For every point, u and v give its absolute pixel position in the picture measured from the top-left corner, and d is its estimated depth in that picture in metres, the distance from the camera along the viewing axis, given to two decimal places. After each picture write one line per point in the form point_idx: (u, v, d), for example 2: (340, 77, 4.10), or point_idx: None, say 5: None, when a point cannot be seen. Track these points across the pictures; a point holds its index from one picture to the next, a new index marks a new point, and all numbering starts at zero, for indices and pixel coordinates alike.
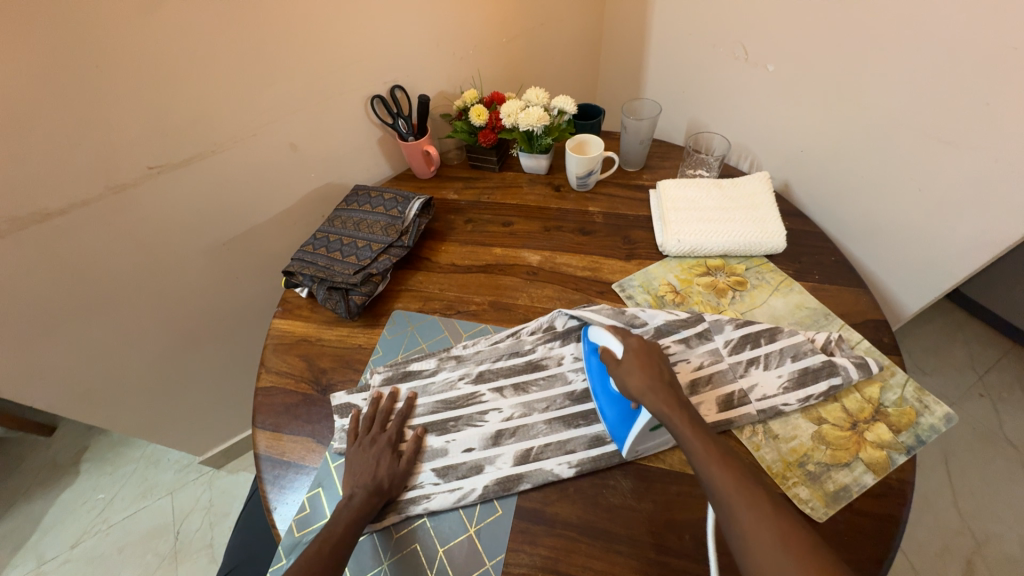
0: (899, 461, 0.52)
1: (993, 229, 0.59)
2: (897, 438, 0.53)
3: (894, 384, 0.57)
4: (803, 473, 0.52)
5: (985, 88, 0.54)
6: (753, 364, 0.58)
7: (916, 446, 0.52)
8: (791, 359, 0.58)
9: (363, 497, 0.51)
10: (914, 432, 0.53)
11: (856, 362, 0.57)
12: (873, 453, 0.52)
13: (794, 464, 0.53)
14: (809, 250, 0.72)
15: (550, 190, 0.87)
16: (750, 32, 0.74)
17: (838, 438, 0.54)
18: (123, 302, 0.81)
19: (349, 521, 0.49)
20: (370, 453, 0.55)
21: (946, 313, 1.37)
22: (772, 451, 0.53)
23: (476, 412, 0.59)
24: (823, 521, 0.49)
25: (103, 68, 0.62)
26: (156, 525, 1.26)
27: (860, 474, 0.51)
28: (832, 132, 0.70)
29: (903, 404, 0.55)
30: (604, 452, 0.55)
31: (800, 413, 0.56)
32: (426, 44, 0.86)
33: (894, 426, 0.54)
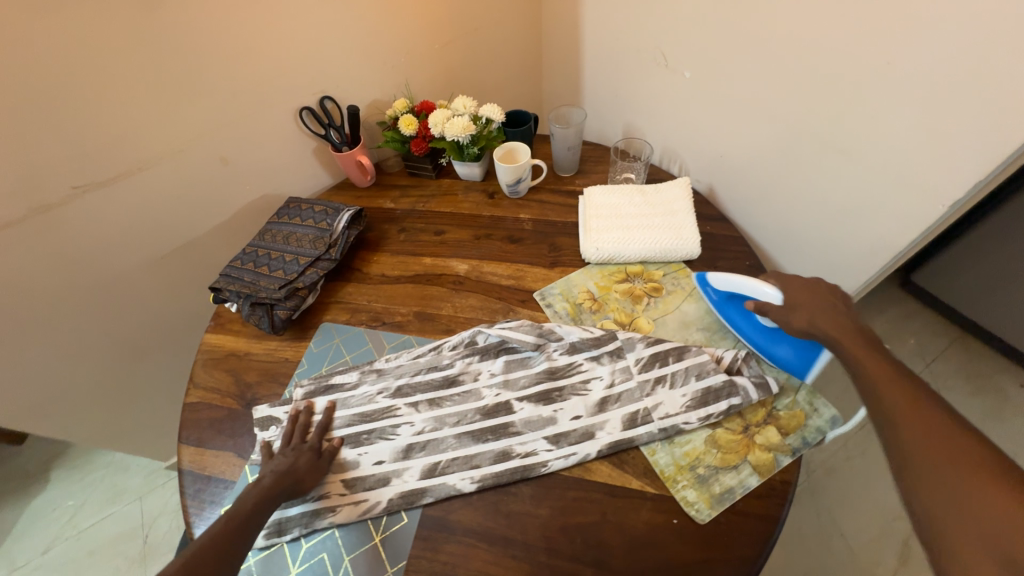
0: (785, 463, 0.54)
1: (888, 234, 0.61)
2: (785, 440, 0.56)
3: (788, 389, 0.60)
4: (693, 477, 0.54)
5: (871, 101, 0.56)
6: (660, 384, 0.60)
7: (802, 447, 0.55)
8: (695, 380, 0.59)
9: (273, 479, 0.53)
10: (801, 434, 0.56)
11: (756, 382, 0.59)
12: (760, 456, 0.55)
13: (685, 467, 0.55)
14: (726, 255, 0.74)
15: (484, 197, 0.89)
16: (667, 39, 0.75)
17: (730, 442, 0.56)
18: (63, 322, 0.82)
19: (257, 501, 0.51)
20: (289, 450, 0.57)
21: (897, 302, 1.40)
22: (666, 456, 0.56)
23: (388, 425, 0.60)
24: (704, 522, 0.51)
25: (16, 92, 0.62)
26: (125, 529, 1.29)
27: (745, 477, 0.54)
28: (745, 137, 0.71)
29: (794, 407, 0.58)
30: (505, 467, 0.56)
31: (699, 429, 0.57)
32: (355, 53, 0.86)
33: (783, 429, 0.56)
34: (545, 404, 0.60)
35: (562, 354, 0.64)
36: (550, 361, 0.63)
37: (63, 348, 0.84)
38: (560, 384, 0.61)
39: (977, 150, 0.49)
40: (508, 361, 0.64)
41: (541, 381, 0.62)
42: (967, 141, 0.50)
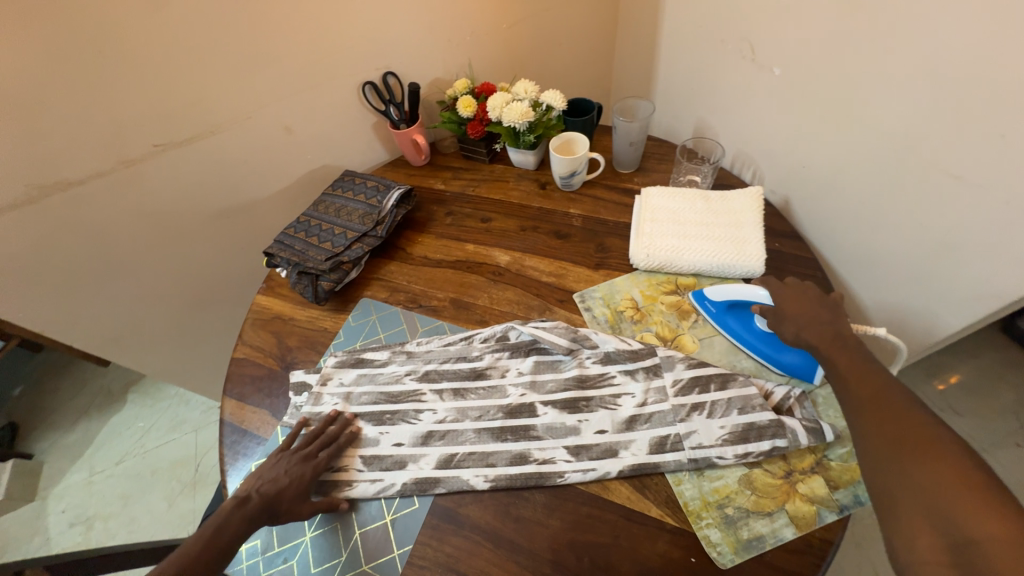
0: (828, 520, 0.49)
1: (1000, 278, 0.52)
2: (833, 495, 0.50)
3: (847, 438, 0.53)
4: (719, 516, 0.50)
5: (1000, 119, 0.46)
6: (697, 411, 0.55)
7: (851, 506, 0.49)
8: (737, 412, 0.54)
9: (258, 502, 0.52)
10: (853, 491, 0.50)
11: (808, 426, 0.52)
12: (801, 507, 0.50)
13: (712, 505, 0.51)
14: (793, 277, 0.67)
15: (535, 187, 0.86)
16: (757, 30, 0.67)
17: (767, 486, 0.51)
18: (140, 267, 0.90)
19: (236, 529, 0.51)
20: (287, 468, 0.55)
21: (996, 348, 1.22)
22: (692, 488, 0.52)
23: (411, 409, 0.61)
24: (726, 567, 0.47)
25: (110, 53, 0.67)
26: (183, 456, 1.43)
27: (780, 527, 0.49)
28: (835, 148, 0.63)
29: (850, 460, 0.52)
30: (521, 471, 0.55)
31: (734, 466, 0.52)
32: (421, 29, 0.85)
33: (832, 482, 0.51)
34: (570, 413, 0.58)
35: (595, 363, 0.61)
36: (582, 368, 0.61)
37: (138, 290, 0.92)
38: (589, 394, 0.59)
39: None
40: (538, 362, 0.63)
41: (569, 388, 0.60)
42: None
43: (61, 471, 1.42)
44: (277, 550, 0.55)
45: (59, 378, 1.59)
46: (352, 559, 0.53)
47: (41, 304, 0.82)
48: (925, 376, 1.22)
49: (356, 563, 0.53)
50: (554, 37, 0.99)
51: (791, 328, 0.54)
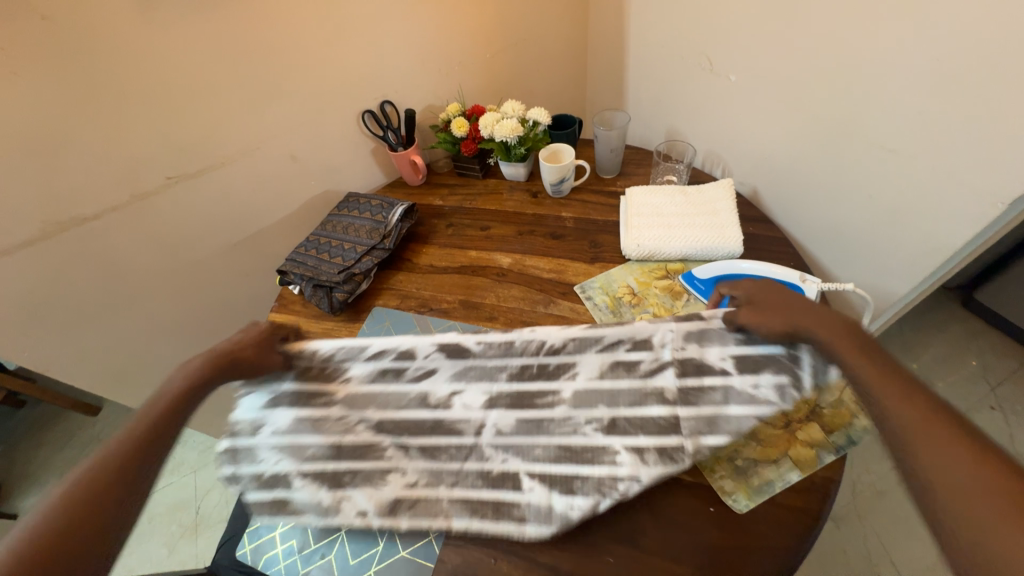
0: (827, 460, 0.54)
1: (942, 235, 0.60)
2: (828, 438, 0.55)
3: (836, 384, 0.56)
4: (731, 468, 0.54)
5: (920, 101, 0.56)
6: (706, 426, 0.54)
7: (846, 446, 0.54)
8: (736, 402, 0.54)
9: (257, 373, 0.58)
10: (846, 432, 0.55)
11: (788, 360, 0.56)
12: (802, 451, 0.54)
13: (723, 458, 0.55)
14: (769, 255, 0.74)
15: (528, 196, 0.93)
16: (712, 44, 0.77)
17: (770, 436, 0.55)
18: (148, 298, 0.92)
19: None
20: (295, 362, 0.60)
21: (958, 320, 1.32)
22: None
23: (376, 471, 0.57)
24: (742, 512, 0.51)
25: (128, 95, 0.72)
26: (181, 499, 1.39)
27: (785, 471, 0.53)
28: (791, 138, 0.72)
29: (840, 406, 0.56)
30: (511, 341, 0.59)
31: None
32: (413, 61, 0.94)
33: (826, 426, 0.55)
34: (562, 495, 0.53)
35: (592, 495, 0.53)
36: (579, 508, 0.52)
37: (145, 322, 0.94)
38: (585, 444, 0.55)
39: None
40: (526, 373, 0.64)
41: (561, 460, 0.55)
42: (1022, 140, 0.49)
43: None
44: (314, 546, 0.56)
45: (45, 431, 1.54)
46: (390, 545, 0.55)
47: (51, 339, 0.83)
48: (900, 352, 1.31)
49: (394, 549, 0.55)
50: (533, 64, 1.09)
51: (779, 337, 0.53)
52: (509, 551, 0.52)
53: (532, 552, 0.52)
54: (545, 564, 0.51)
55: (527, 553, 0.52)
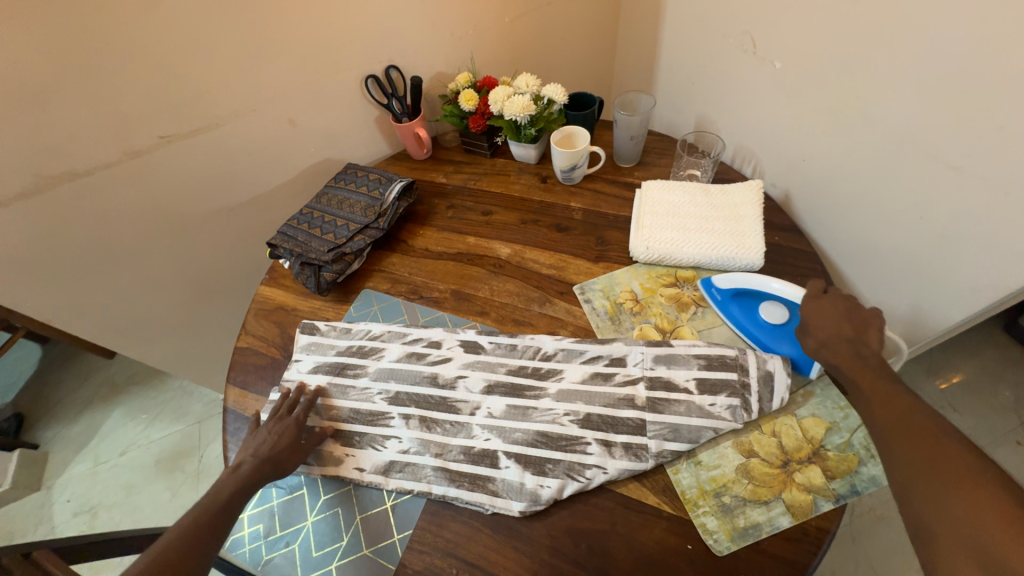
0: (825, 509, 0.49)
1: (996, 269, 0.52)
2: (829, 485, 0.50)
3: (842, 427, 0.54)
4: (716, 504, 0.51)
5: (998, 111, 0.46)
6: (670, 433, 0.53)
7: (848, 495, 0.49)
8: (698, 416, 0.54)
9: (251, 463, 0.54)
10: (849, 480, 0.50)
11: (762, 375, 0.56)
12: (797, 496, 0.50)
13: (709, 493, 0.51)
14: (793, 270, 0.67)
15: (536, 180, 0.86)
16: (758, 23, 0.67)
17: (764, 475, 0.51)
18: (144, 259, 0.91)
19: (236, 485, 0.52)
20: (270, 430, 0.58)
21: (997, 346, 1.22)
22: (689, 477, 0.53)
23: (380, 434, 0.59)
24: (722, 555, 0.48)
25: (115, 45, 0.68)
26: (186, 447, 1.44)
27: (776, 515, 0.49)
28: (834, 141, 0.63)
29: (847, 450, 0.52)
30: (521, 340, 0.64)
31: (730, 445, 0.54)
32: (424, 23, 0.86)
33: (828, 471, 0.51)
34: (534, 475, 0.53)
35: (565, 482, 0.53)
36: (549, 487, 0.52)
37: (142, 282, 0.93)
38: (563, 433, 0.55)
39: None
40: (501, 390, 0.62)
41: (538, 444, 0.55)
42: None
43: (66, 461, 1.44)
44: (280, 534, 0.56)
45: (62, 370, 1.60)
46: (353, 542, 0.54)
47: (48, 294, 0.83)
48: (925, 374, 1.22)
49: (357, 547, 0.54)
50: (557, 31, 0.99)
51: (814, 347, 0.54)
52: (472, 564, 0.51)
53: (494, 567, 0.50)
54: None
55: (490, 568, 0.50)
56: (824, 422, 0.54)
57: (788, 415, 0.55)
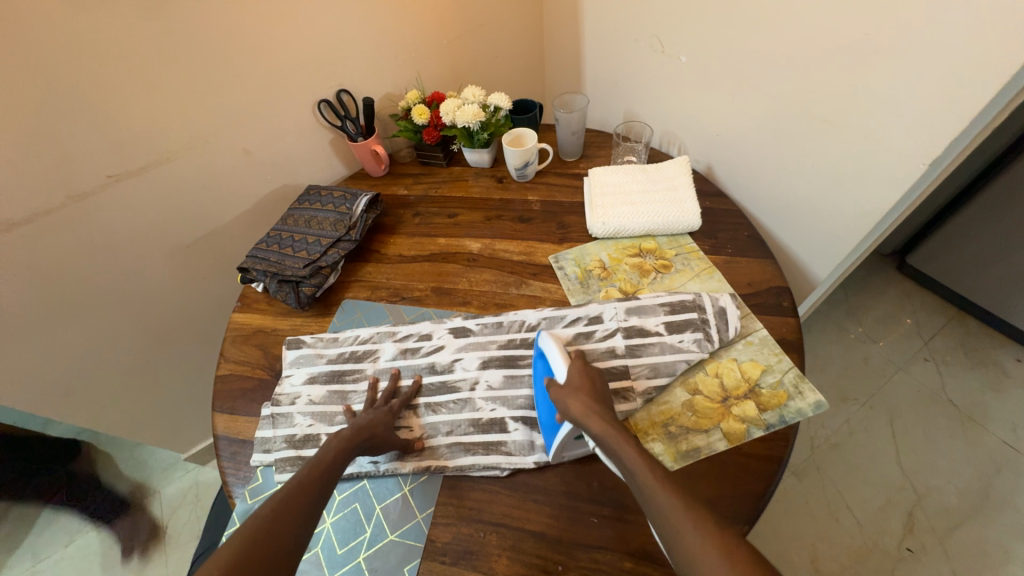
0: (756, 435, 0.56)
1: (873, 198, 0.66)
2: (761, 416, 0.58)
3: (776, 369, 0.61)
4: (663, 433, 0.57)
5: (850, 73, 0.60)
6: (651, 371, 0.61)
7: (776, 424, 0.57)
8: (670, 351, 0.62)
9: (352, 431, 0.56)
10: (779, 412, 0.57)
11: (716, 310, 0.65)
12: (733, 425, 0.57)
13: (658, 424, 0.58)
14: (725, 227, 0.78)
15: (493, 182, 0.93)
16: (663, 27, 0.80)
17: (706, 408, 0.59)
18: (94, 307, 0.86)
19: (338, 449, 0.54)
20: (373, 410, 0.60)
21: (894, 283, 1.44)
22: (643, 411, 0.60)
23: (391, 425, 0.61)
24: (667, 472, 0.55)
25: (56, 87, 0.67)
26: (147, 521, 1.35)
27: (714, 440, 0.56)
28: (738, 114, 0.77)
29: (778, 388, 0.59)
30: (505, 319, 0.70)
31: (678, 384, 0.61)
32: (369, 49, 0.92)
33: (761, 405, 0.58)
34: (540, 431, 0.59)
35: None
36: None
37: (93, 333, 0.88)
38: None
39: (951, 111, 0.53)
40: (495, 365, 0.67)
41: None
42: (941, 104, 0.54)
43: None
44: None
45: None
46: (377, 532, 0.55)
47: None
48: (846, 316, 1.41)
49: (382, 534, 0.54)
50: (491, 50, 1.09)
51: (570, 410, 0.52)
52: (497, 523, 0.53)
53: (519, 520, 0.53)
54: (533, 532, 0.52)
55: (514, 524, 0.53)
56: (761, 365, 0.62)
57: (730, 359, 0.63)
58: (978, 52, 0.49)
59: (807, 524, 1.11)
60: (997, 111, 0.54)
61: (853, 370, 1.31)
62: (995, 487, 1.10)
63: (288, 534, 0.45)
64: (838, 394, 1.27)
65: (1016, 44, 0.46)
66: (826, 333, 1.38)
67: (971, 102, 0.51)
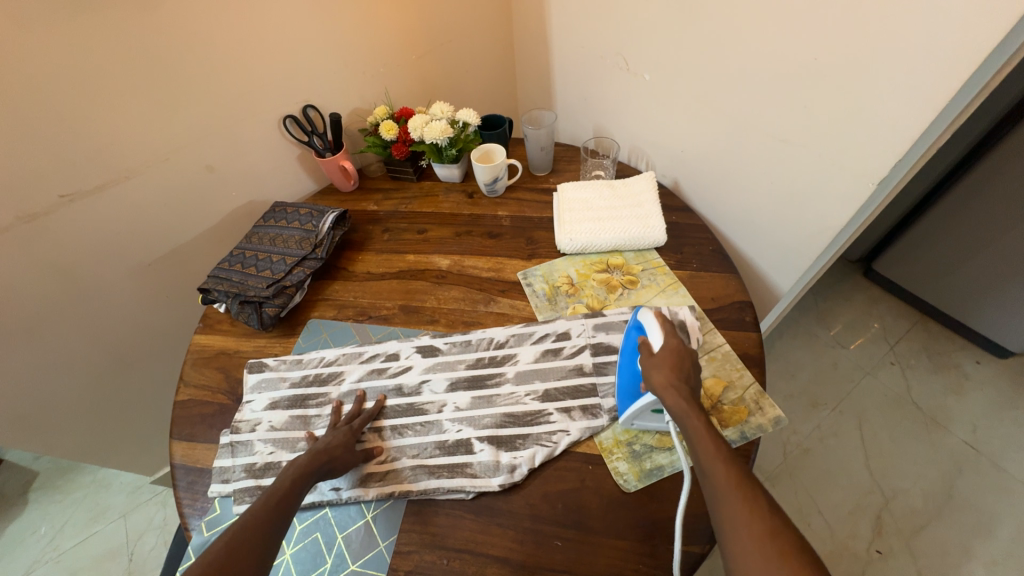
0: None
1: (828, 214, 0.68)
2: (723, 432, 0.58)
3: (738, 385, 0.62)
4: (627, 451, 0.58)
5: (803, 96, 0.62)
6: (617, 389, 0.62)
7: (738, 440, 0.57)
8: None
9: (309, 457, 0.55)
10: (740, 428, 0.58)
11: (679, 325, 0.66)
12: None
13: (623, 442, 0.59)
14: (690, 242, 0.80)
15: (464, 197, 0.93)
16: (627, 46, 0.82)
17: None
18: (48, 330, 0.82)
19: (295, 477, 0.52)
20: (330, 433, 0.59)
21: (861, 289, 1.48)
22: (607, 430, 0.60)
23: None
24: (630, 491, 0.55)
25: (3, 106, 0.64)
26: (110, 548, 1.26)
27: (677, 458, 0.57)
28: (702, 132, 0.78)
29: (739, 403, 0.60)
30: (473, 337, 0.70)
31: None
32: (336, 64, 0.91)
33: (724, 421, 0.59)
34: (507, 452, 0.58)
35: (536, 449, 0.58)
36: (523, 458, 0.58)
37: (46, 357, 0.84)
38: (526, 410, 0.61)
39: (896, 134, 0.55)
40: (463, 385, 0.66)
41: (507, 424, 0.61)
42: (887, 128, 0.56)
43: None
44: None
45: None
46: (338, 562, 0.53)
47: None
48: (815, 322, 1.45)
49: (343, 565, 0.53)
50: (462, 65, 1.10)
51: (650, 380, 0.54)
52: (461, 550, 0.53)
53: (482, 546, 0.53)
54: (497, 558, 0.52)
55: (478, 549, 0.53)
56: (723, 381, 0.62)
57: None
58: (917, 80, 0.51)
59: None
60: (933, 140, 0.57)
61: (823, 375, 1.34)
62: (959, 487, 1.13)
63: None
64: (809, 400, 1.30)
65: (952, 74, 0.48)
66: (796, 340, 1.41)
67: (914, 126, 0.53)
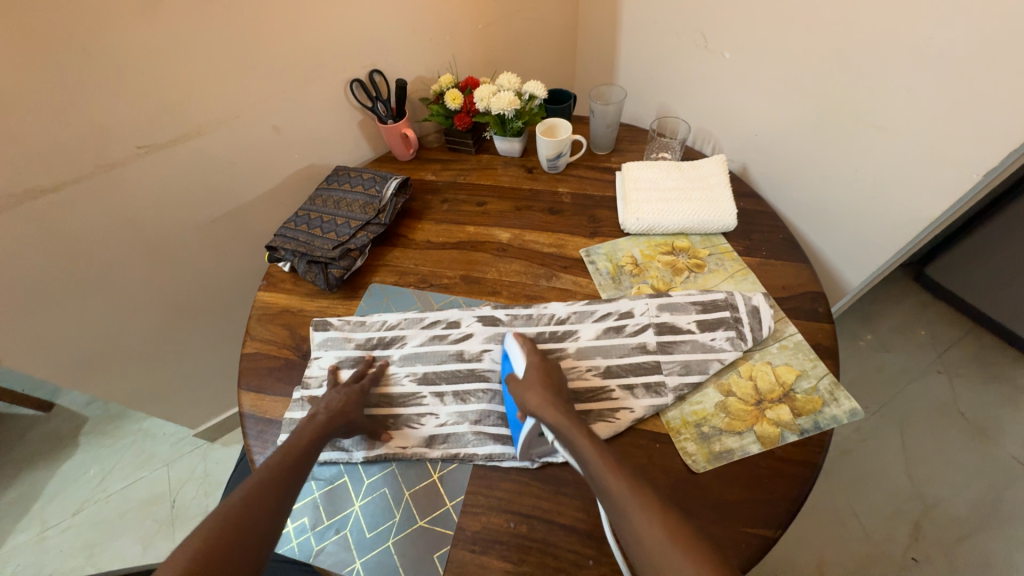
0: (790, 439, 0.56)
1: (918, 206, 0.65)
2: (796, 420, 0.57)
3: (811, 374, 0.61)
4: (696, 432, 0.57)
5: (906, 79, 0.59)
6: (683, 369, 0.61)
7: (811, 429, 0.56)
8: (701, 351, 0.62)
9: (327, 416, 0.57)
10: (814, 418, 0.57)
11: (749, 311, 0.65)
12: (767, 428, 0.57)
13: (691, 423, 0.58)
14: (760, 229, 0.78)
15: (523, 172, 0.92)
16: (708, 22, 0.79)
17: (740, 410, 0.58)
18: (118, 278, 0.85)
19: (311, 436, 0.55)
20: (338, 391, 0.60)
21: (912, 293, 1.43)
22: (675, 410, 0.60)
23: (414, 413, 0.61)
24: (700, 472, 0.55)
25: (94, 54, 0.66)
26: (154, 494, 1.32)
27: (747, 443, 0.56)
28: (784, 116, 0.75)
29: (813, 393, 0.59)
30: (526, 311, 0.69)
31: (711, 385, 0.61)
32: (404, 29, 0.90)
33: (796, 410, 0.58)
34: None
35: (601, 424, 0.58)
36: None
37: (114, 304, 0.87)
38: (588, 386, 0.61)
39: (1012, 120, 0.52)
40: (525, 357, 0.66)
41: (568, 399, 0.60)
42: (1000, 115, 0.53)
43: (7, 531, 1.26)
44: (328, 522, 0.55)
45: None
46: (407, 518, 0.55)
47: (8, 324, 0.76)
48: (862, 324, 1.40)
49: (411, 521, 0.54)
50: (524, 37, 1.08)
51: (527, 403, 0.55)
52: (527, 515, 0.53)
53: (549, 514, 0.53)
54: (565, 526, 0.52)
55: (545, 516, 0.53)
56: (796, 369, 0.61)
57: (765, 362, 0.62)
58: None
59: (815, 530, 1.11)
60: None
61: (867, 378, 1.31)
62: (1004, 501, 1.10)
63: (263, 530, 0.46)
64: None
65: None
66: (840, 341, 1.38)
67: None
